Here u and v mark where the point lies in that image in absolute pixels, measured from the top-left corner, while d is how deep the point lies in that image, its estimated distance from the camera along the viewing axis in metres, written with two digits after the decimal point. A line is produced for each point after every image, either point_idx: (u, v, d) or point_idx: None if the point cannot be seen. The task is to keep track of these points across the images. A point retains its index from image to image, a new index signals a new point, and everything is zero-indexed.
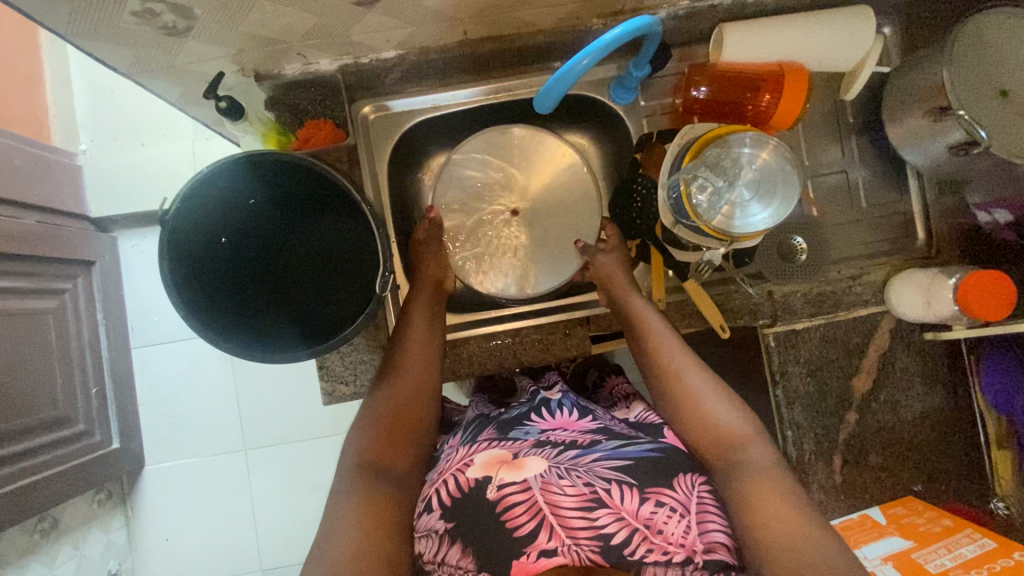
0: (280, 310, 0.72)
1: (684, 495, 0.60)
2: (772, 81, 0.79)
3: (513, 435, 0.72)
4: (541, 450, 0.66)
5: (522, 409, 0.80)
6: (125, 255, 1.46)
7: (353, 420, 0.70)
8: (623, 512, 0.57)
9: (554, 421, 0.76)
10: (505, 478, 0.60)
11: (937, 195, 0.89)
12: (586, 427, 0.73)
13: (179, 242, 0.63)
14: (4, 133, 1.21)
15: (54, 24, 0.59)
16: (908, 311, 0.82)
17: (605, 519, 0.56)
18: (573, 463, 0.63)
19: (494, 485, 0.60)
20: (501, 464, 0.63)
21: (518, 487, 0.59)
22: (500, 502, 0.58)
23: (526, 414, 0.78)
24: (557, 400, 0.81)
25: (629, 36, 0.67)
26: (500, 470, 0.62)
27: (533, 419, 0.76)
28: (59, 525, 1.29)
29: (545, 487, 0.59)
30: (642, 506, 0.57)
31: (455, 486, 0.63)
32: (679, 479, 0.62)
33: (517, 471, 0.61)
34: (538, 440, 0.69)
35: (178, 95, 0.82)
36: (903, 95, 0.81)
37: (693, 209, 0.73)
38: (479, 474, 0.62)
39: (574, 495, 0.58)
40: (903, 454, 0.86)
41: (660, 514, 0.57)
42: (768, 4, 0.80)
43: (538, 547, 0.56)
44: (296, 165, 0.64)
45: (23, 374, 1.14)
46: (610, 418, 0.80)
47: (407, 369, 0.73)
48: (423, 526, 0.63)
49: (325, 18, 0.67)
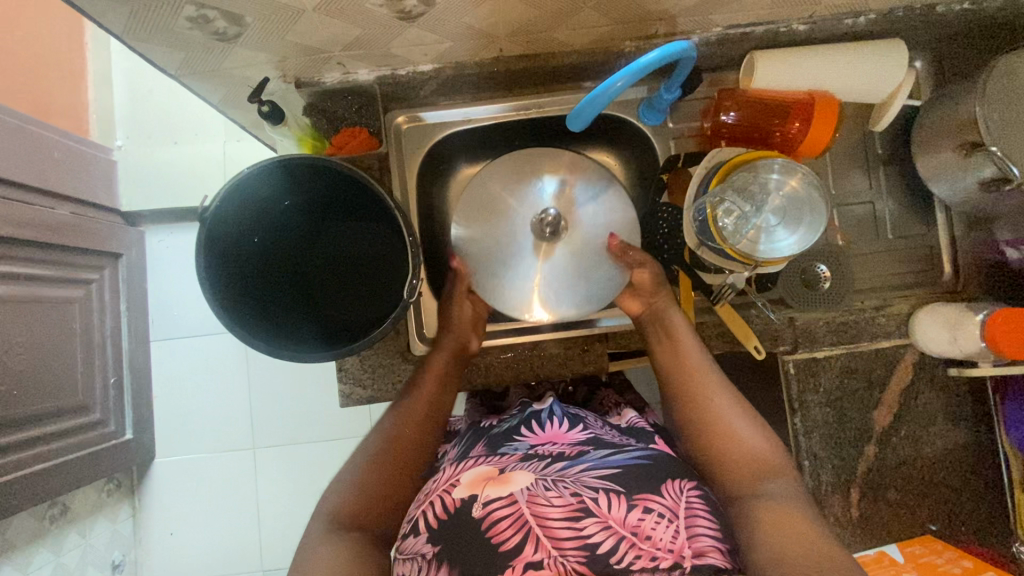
0: (303, 312, 0.73)
1: (672, 500, 0.59)
2: (802, 108, 0.80)
3: (502, 451, 0.71)
4: (528, 463, 0.65)
5: (513, 422, 0.79)
6: (151, 250, 1.50)
7: (357, 453, 0.70)
8: (610, 519, 0.56)
9: (543, 434, 0.74)
10: (491, 494, 0.59)
11: (966, 230, 0.88)
12: (576, 439, 0.72)
13: (223, 247, 0.65)
14: (48, 127, 1.26)
15: (112, 26, 0.61)
16: (933, 346, 0.82)
17: (591, 528, 0.55)
18: (560, 474, 0.62)
19: (479, 503, 0.59)
20: (488, 480, 0.62)
21: (504, 502, 0.58)
22: (485, 518, 0.57)
23: (517, 428, 0.77)
24: (548, 410, 0.80)
25: (665, 59, 0.67)
26: (488, 487, 0.61)
27: (522, 433, 0.75)
28: (69, 512, 1.31)
29: (531, 500, 0.58)
30: (629, 513, 0.57)
31: (442, 508, 0.61)
32: (668, 486, 0.61)
33: (503, 487, 0.60)
34: (526, 454, 0.68)
35: (219, 98, 0.84)
36: (936, 129, 0.81)
37: (719, 232, 0.73)
38: (465, 493, 0.61)
39: (561, 506, 0.57)
40: (923, 492, 0.85)
41: (648, 521, 0.56)
42: (801, 33, 0.81)
43: (524, 559, 0.54)
44: (326, 169, 0.65)
45: (46, 360, 1.17)
46: (603, 425, 0.80)
47: (413, 426, 0.73)
48: (408, 549, 0.61)
49: (368, 30, 0.69)
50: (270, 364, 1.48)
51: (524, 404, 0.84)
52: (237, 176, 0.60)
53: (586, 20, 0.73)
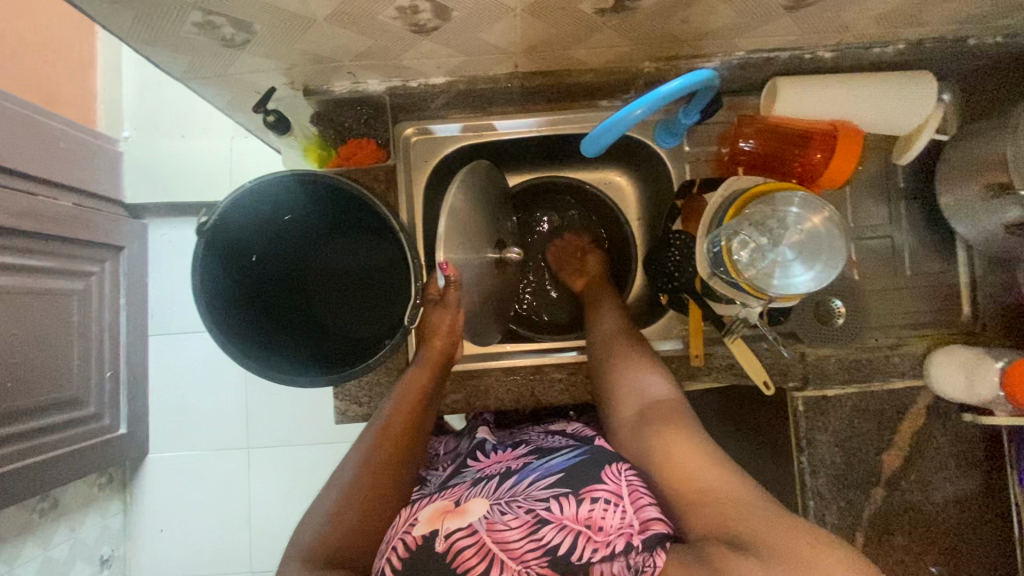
0: (303, 326, 0.72)
1: (615, 484, 0.56)
2: (823, 138, 0.78)
3: (454, 484, 0.66)
4: (479, 487, 0.61)
5: (457, 464, 0.73)
6: (153, 244, 1.48)
7: (331, 478, 0.64)
8: (564, 520, 0.53)
9: (489, 460, 0.70)
10: (450, 525, 0.54)
11: (986, 270, 0.85)
12: (520, 454, 0.69)
13: (218, 266, 0.62)
14: (54, 116, 1.24)
15: (116, 29, 0.59)
16: (947, 390, 0.79)
17: (549, 534, 0.52)
18: (512, 492, 0.58)
19: (441, 536, 0.54)
20: (445, 513, 0.56)
21: (465, 531, 0.53)
22: (450, 551, 0.52)
23: (464, 463, 0.72)
24: (490, 441, 0.75)
25: (685, 89, 0.66)
26: (445, 519, 0.55)
27: (469, 465, 0.71)
28: (59, 506, 1.29)
29: (491, 527, 0.53)
30: (580, 507, 0.54)
31: (403, 549, 0.54)
32: (607, 470, 0.58)
33: (461, 517, 0.55)
34: (475, 479, 0.64)
35: (226, 102, 0.82)
36: (963, 165, 0.79)
37: (735, 264, 0.70)
38: (425, 530, 0.55)
39: (519, 526, 0.53)
40: (931, 539, 0.82)
41: (597, 510, 0.53)
42: (827, 61, 0.78)
43: None
44: (324, 185, 0.63)
45: (42, 353, 1.15)
46: (546, 434, 0.75)
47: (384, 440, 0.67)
48: None
49: (380, 41, 0.67)
50: None
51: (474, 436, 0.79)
52: (232, 193, 0.57)
53: (605, 40, 0.70)
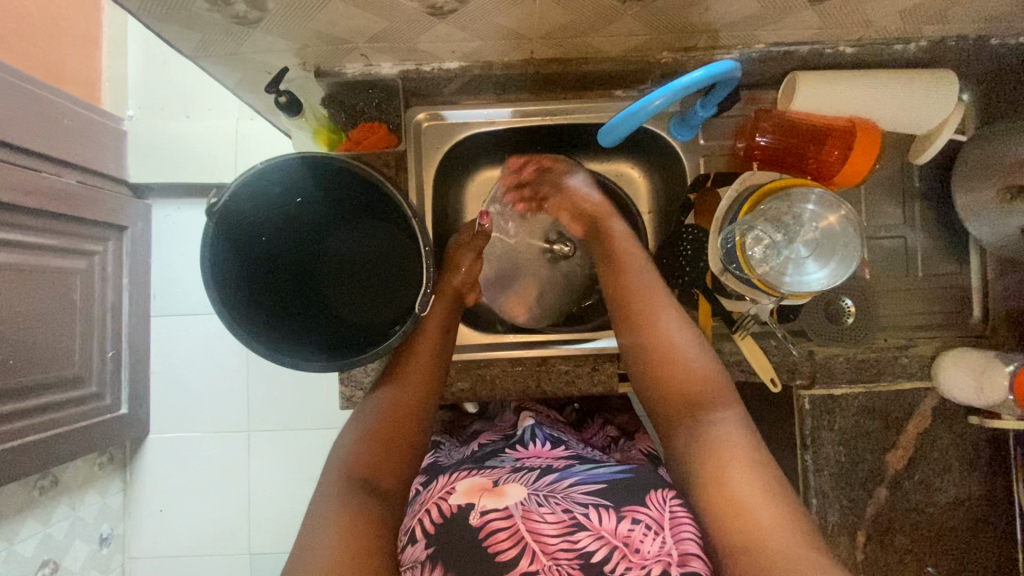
0: (311, 308, 0.71)
1: (657, 511, 0.56)
2: (841, 135, 0.78)
3: (490, 465, 0.67)
4: (520, 475, 0.62)
5: (496, 446, 0.75)
6: (156, 224, 1.47)
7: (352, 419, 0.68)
8: (602, 531, 0.54)
9: (527, 451, 0.71)
10: (487, 504, 0.55)
11: (999, 274, 0.84)
12: (560, 455, 0.70)
13: (227, 250, 0.62)
14: (59, 92, 1.22)
15: (128, 3, 0.58)
16: (956, 393, 0.78)
17: (585, 540, 0.53)
18: (551, 488, 0.59)
19: (477, 511, 0.55)
20: (483, 491, 0.58)
21: (500, 514, 0.54)
22: (483, 528, 0.54)
23: (501, 449, 0.73)
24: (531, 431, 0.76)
25: (706, 81, 0.65)
26: (483, 496, 0.57)
27: (508, 451, 0.72)
28: (60, 483, 1.29)
29: (526, 515, 0.54)
30: (620, 523, 0.54)
31: (438, 514, 0.57)
32: (652, 495, 0.58)
33: (500, 499, 0.56)
34: (514, 466, 0.65)
35: (235, 82, 0.81)
36: (982, 166, 0.77)
37: (748, 260, 0.70)
38: (462, 500, 0.57)
39: (555, 522, 0.54)
40: (931, 539, 0.82)
41: (636, 532, 0.54)
42: (847, 56, 0.77)
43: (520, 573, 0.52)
44: (334, 167, 0.62)
45: (44, 331, 1.15)
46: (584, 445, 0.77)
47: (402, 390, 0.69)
48: (408, 560, 0.57)
49: (395, 23, 0.65)
50: None
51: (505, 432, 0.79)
52: (242, 176, 0.57)
53: (623, 28, 0.69)
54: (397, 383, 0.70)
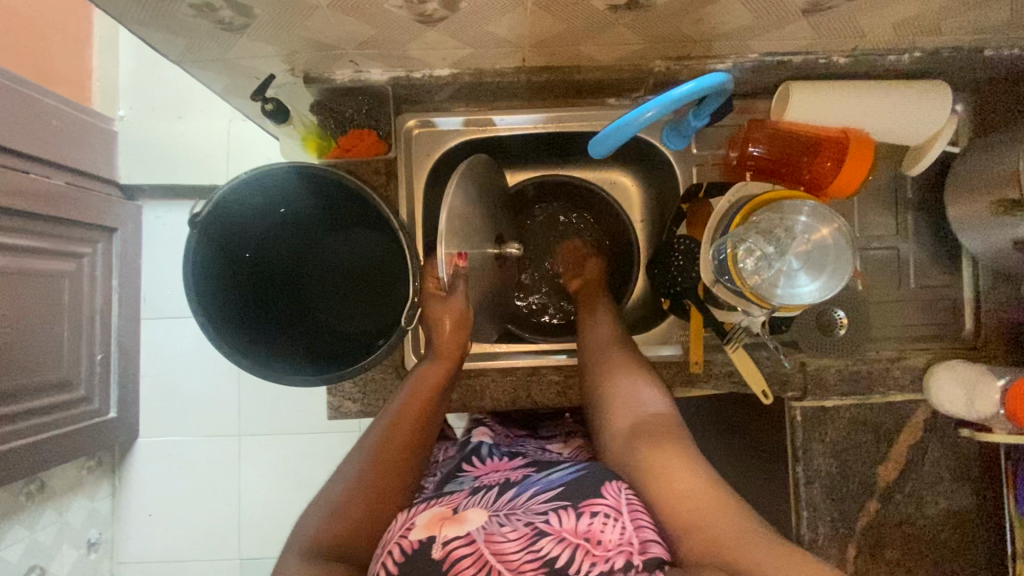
0: (294, 320, 0.71)
1: (614, 499, 0.54)
2: (835, 146, 0.76)
3: (449, 489, 0.64)
4: (477, 496, 0.59)
5: (452, 464, 0.72)
6: (147, 226, 1.46)
7: (338, 467, 0.61)
8: (564, 533, 0.51)
9: (485, 466, 0.69)
10: (449, 533, 0.51)
11: (991, 286, 0.84)
12: (516, 466, 0.68)
13: (210, 258, 0.60)
14: (48, 92, 1.21)
15: (112, 8, 0.57)
16: (947, 405, 0.78)
17: (547, 545, 0.50)
18: (510, 504, 0.56)
19: (438, 543, 0.50)
20: (441, 519, 0.53)
21: (463, 540, 0.50)
22: (446, 559, 0.49)
23: (458, 467, 0.71)
24: (487, 446, 0.74)
25: (698, 93, 0.64)
26: (442, 526, 0.52)
27: (465, 469, 0.70)
28: (47, 488, 1.28)
29: (488, 538, 0.51)
30: (580, 520, 0.52)
31: (398, 553, 0.50)
32: (607, 486, 0.56)
33: (460, 526, 0.52)
34: (472, 488, 0.62)
35: (225, 87, 0.80)
36: (975, 178, 0.77)
37: (739, 273, 0.69)
38: (422, 534, 0.51)
39: (517, 538, 0.50)
40: (921, 552, 0.82)
41: (597, 523, 0.51)
42: (840, 66, 0.76)
43: None
44: (319, 179, 0.61)
45: (31, 334, 1.13)
46: (543, 452, 0.75)
47: (398, 428, 0.63)
48: None
49: (385, 30, 0.65)
50: None
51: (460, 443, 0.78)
52: (230, 184, 0.55)
53: (616, 37, 0.68)
54: (399, 413, 0.65)
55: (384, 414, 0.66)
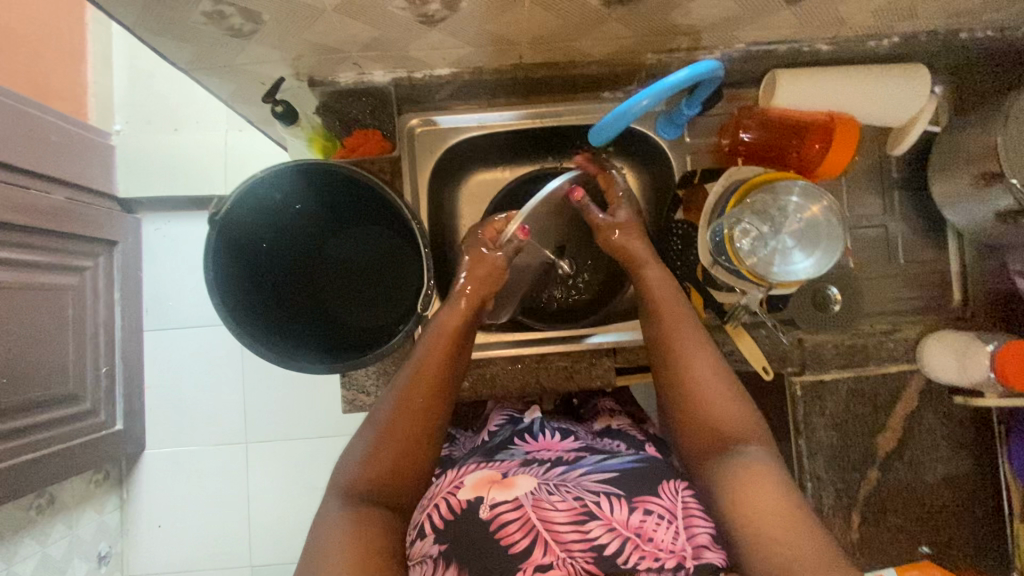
0: (310, 313, 0.73)
1: (669, 501, 0.59)
2: (822, 129, 0.80)
3: (500, 457, 0.69)
4: (529, 468, 0.64)
5: (505, 434, 0.77)
6: (147, 238, 1.47)
7: (364, 423, 0.64)
8: (614, 522, 0.55)
9: (537, 443, 0.74)
10: (497, 497, 0.57)
11: (976, 258, 0.88)
12: (569, 446, 0.72)
13: (230, 253, 0.63)
14: (46, 109, 1.22)
15: (124, 18, 0.59)
16: (941, 374, 0.82)
17: (597, 530, 0.55)
18: (562, 479, 0.61)
19: (486, 505, 0.57)
20: (492, 483, 0.60)
21: (511, 505, 0.56)
22: (494, 521, 0.55)
23: (509, 438, 0.75)
24: (539, 423, 0.78)
25: (692, 79, 0.67)
26: (492, 489, 0.59)
27: (517, 442, 0.74)
28: (56, 502, 1.28)
29: (537, 504, 0.56)
30: (631, 514, 0.56)
31: (447, 508, 0.59)
32: (663, 486, 0.61)
33: (509, 490, 0.58)
34: (524, 459, 0.67)
35: (230, 94, 0.82)
36: (956, 157, 0.81)
37: (736, 252, 0.72)
38: (470, 495, 0.59)
39: (566, 510, 0.56)
40: (921, 517, 0.85)
41: (649, 522, 0.56)
42: (824, 53, 0.79)
43: (534, 562, 0.54)
44: (333, 175, 0.63)
45: (36, 348, 1.14)
46: (592, 434, 0.79)
47: (415, 386, 0.65)
48: (416, 553, 0.59)
49: (388, 31, 0.67)
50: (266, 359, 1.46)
51: (512, 418, 0.81)
52: (233, 195, 0.58)
53: (609, 32, 0.71)
54: (418, 368, 0.67)
55: (399, 378, 0.67)
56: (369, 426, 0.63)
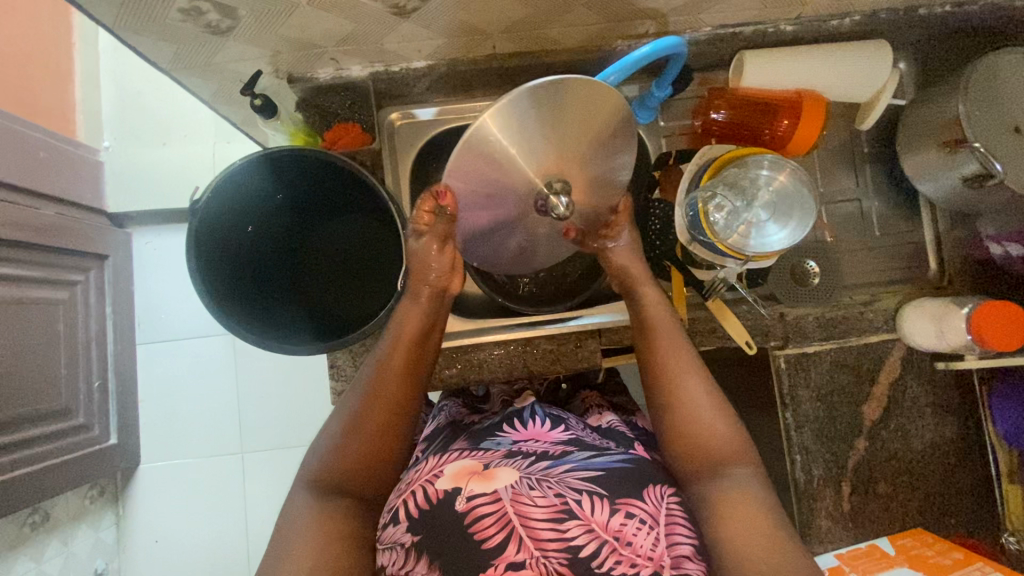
0: (294, 299, 0.75)
1: (653, 505, 0.55)
2: (790, 106, 0.81)
3: (485, 446, 0.68)
4: (512, 459, 0.61)
5: (496, 419, 0.77)
6: (138, 251, 1.47)
7: (332, 412, 0.63)
8: (593, 523, 0.52)
9: (526, 431, 0.71)
10: (474, 489, 0.55)
11: (950, 228, 0.89)
12: (558, 437, 0.69)
13: (209, 238, 0.65)
14: (33, 126, 1.23)
15: (103, 17, 0.61)
16: (920, 340, 0.83)
17: (574, 530, 0.51)
18: (545, 473, 0.57)
19: (463, 497, 0.54)
20: (472, 475, 0.58)
21: (488, 498, 0.53)
22: (468, 514, 0.53)
23: (499, 424, 0.75)
24: (530, 410, 0.77)
25: (655, 55, 0.68)
26: (471, 481, 0.56)
27: (506, 430, 0.72)
28: (50, 519, 1.27)
29: (515, 498, 0.53)
30: (612, 517, 0.53)
31: (424, 497, 0.57)
32: (649, 490, 0.57)
33: (488, 483, 0.56)
34: (510, 450, 0.65)
35: (211, 93, 0.84)
36: (920, 130, 0.83)
37: (710, 225, 0.73)
38: (448, 485, 0.57)
39: (544, 506, 0.52)
40: (911, 484, 0.85)
41: (630, 526, 0.52)
42: (787, 34, 0.82)
43: (505, 559, 0.51)
44: (310, 160, 0.65)
45: (28, 362, 1.15)
46: (584, 427, 0.76)
47: (386, 376, 0.63)
48: (387, 539, 0.57)
49: (362, 24, 0.69)
50: (260, 366, 1.46)
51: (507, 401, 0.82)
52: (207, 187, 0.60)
53: (578, 18, 0.73)
54: (386, 356, 0.65)
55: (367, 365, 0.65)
56: (337, 417, 0.62)
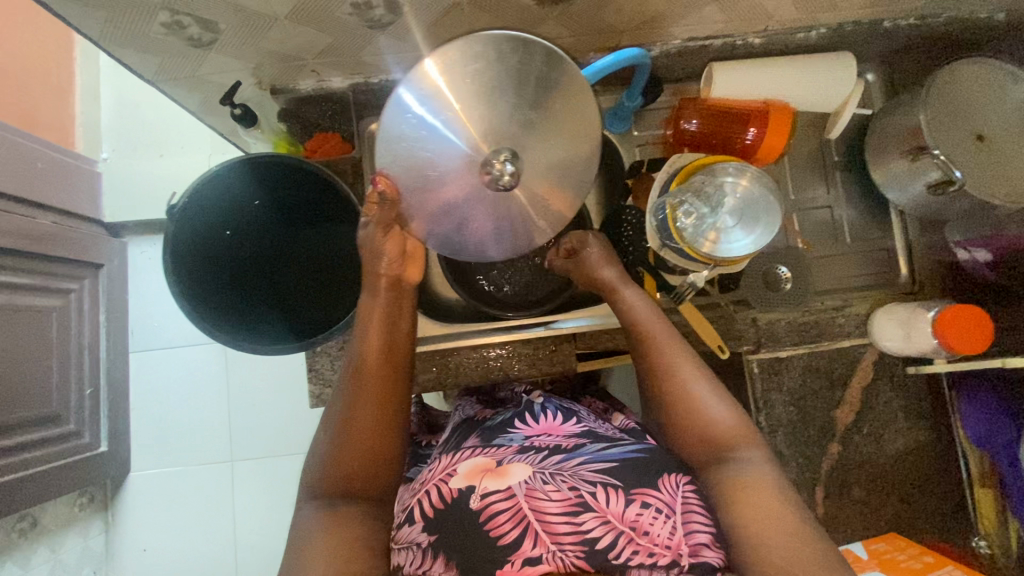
0: (271, 305, 0.77)
1: (669, 495, 0.57)
2: (758, 116, 0.83)
3: (498, 442, 0.68)
4: (525, 455, 0.63)
5: (509, 414, 0.78)
6: (132, 260, 1.49)
7: (324, 419, 0.63)
8: (609, 515, 0.55)
9: (537, 426, 0.73)
10: (490, 486, 0.57)
11: (920, 234, 0.91)
12: (570, 432, 0.70)
13: (184, 245, 0.69)
14: (32, 137, 1.27)
15: (89, 31, 0.64)
16: (891, 344, 0.84)
17: (591, 523, 0.54)
18: (558, 467, 0.60)
19: (477, 494, 0.56)
20: (485, 472, 0.59)
21: (502, 494, 0.56)
22: (484, 510, 0.55)
23: (511, 420, 0.75)
24: (541, 405, 0.78)
25: (618, 64, 0.70)
26: (485, 478, 0.58)
27: (517, 424, 0.73)
28: (39, 526, 1.28)
29: (530, 494, 0.55)
30: (628, 507, 0.55)
31: (439, 497, 0.58)
32: (664, 480, 0.59)
33: (502, 479, 0.57)
34: (522, 446, 0.66)
35: (197, 104, 0.86)
36: (886, 139, 0.85)
37: (677, 230, 0.75)
38: (462, 483, 0.58)
39: (559, 500, 0.55)
40: (884, 489, 0.86)
41: (645, 517, 0.55)
42: (755, 46, 0.85)
43: (523, 555, 0.53)
44: (279, 166, 0.68)
45: (21, 367, 1.17)
46: (598, 420, 0.78)
47: (367, 376, 0.63)
48: (403, 538, 0.59)
49: (340, 37, 0.72)
50: (250, 374, 1.48)
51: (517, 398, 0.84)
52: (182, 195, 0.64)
53: (550, 32, 0.76)
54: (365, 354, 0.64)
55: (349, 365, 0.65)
56: (327, 423, 0.62)
